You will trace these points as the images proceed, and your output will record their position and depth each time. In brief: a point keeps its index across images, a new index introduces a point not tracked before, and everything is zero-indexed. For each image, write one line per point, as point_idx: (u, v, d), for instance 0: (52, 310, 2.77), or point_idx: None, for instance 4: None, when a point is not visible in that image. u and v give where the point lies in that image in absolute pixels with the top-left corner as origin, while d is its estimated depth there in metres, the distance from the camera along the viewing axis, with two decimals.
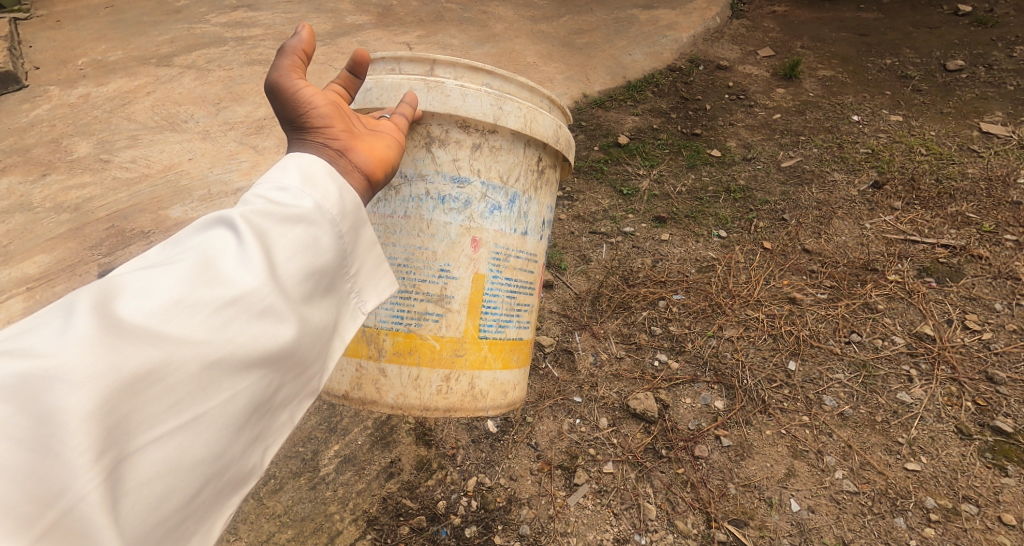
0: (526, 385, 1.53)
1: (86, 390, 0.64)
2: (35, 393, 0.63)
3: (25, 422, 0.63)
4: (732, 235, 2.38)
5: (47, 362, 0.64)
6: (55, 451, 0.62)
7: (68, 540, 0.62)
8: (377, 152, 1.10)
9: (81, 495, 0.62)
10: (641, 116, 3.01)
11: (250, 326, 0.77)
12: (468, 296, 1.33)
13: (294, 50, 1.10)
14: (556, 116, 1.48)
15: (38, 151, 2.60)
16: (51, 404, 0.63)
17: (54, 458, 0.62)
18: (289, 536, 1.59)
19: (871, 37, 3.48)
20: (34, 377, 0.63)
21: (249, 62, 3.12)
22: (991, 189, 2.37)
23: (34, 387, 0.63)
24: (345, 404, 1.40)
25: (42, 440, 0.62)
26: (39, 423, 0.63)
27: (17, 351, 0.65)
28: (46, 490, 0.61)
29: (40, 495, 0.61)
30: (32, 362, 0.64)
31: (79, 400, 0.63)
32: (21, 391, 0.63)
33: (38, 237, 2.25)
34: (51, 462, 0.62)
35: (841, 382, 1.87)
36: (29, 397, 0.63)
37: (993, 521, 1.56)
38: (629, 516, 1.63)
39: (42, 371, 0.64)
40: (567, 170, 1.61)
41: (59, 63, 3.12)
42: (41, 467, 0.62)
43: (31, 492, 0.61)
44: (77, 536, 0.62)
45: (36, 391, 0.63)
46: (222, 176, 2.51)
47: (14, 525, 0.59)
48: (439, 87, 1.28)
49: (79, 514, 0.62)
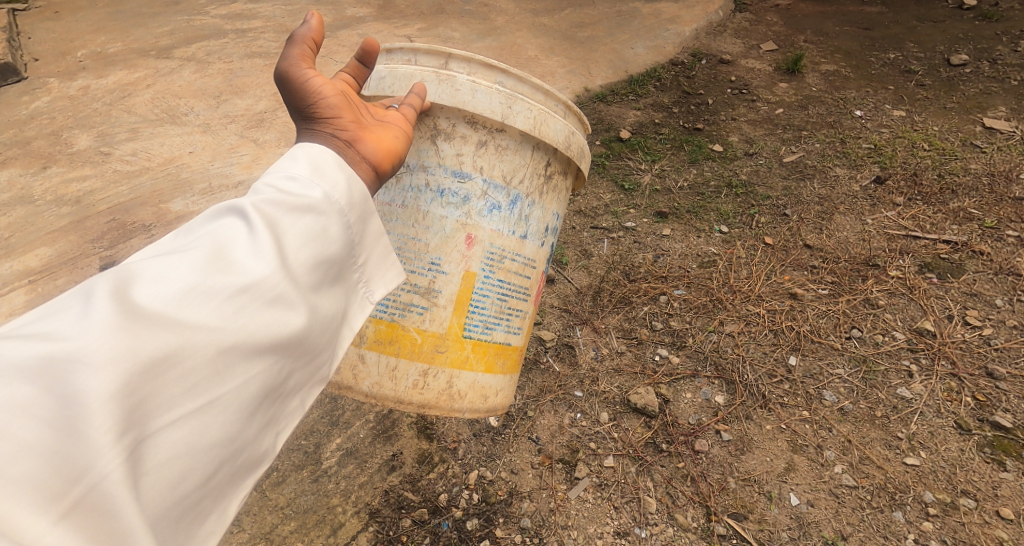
0: (511, 392, 1.51)
1: (107, 372, 0.63)
2: (57, 374, 0.63)
3: (49, 404, 0.62)
4: (732, 230, 2.38)
5: (68, 344, 0.63)
6: (79, 431, 0.61)
7: (93, 518, 0.61)
8: (385, 144, 1.09)
9: (104, 473, 0.62)
10: (643, 111, 3.00)
11: (263, 313, 0.78)
12: (455, 293, 1.33)
13: (304, 39, 1.11)
14: (571, 122, 1.47)
15: (38, 143, 2.60)
16: (73, 386, 0.62)
17: (77, 437, 0.61)
18: (292, 528, 1.60)
19: (874, 31, 3.46)
20: (55, 359, 0.63)
21: (249, 55, 3.11)
22: (993, 185, 2.37)
23: (56, 369, 0.63)
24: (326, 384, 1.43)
25: (64, 420, 0.62)
26: (61, 404, 0.62)
27: (37, 335, 0.65)
28: (70, 467, 0.61)
29: (64, 472, 0.61)
30: (52, 345, 0.64)
31: (101, 381, 0.63)
32: (43, 373, 0.63)
33: (39, 230, 2.25)
34: (75, 441, 0.61)
35: (841, 377, 1.88)
36: (50, 379, 0.63)
37: (991, 515, 1.56)
38: (629, 510, 1.64)
39: (63, 353, 0.63)
40: (579, 179, 1.60)
41: (58, 55, 3.10)
42: (65, 447, 0.61)
43: (55, 471, 0.60)
44: (102, 514, 0.62)
45: (59, 374, 0.63)
46: (222, 169, 2.50)
47: (39, 503, 0.59)
48: (450, 80, 1.28)
49: (103, 491, 0.62)
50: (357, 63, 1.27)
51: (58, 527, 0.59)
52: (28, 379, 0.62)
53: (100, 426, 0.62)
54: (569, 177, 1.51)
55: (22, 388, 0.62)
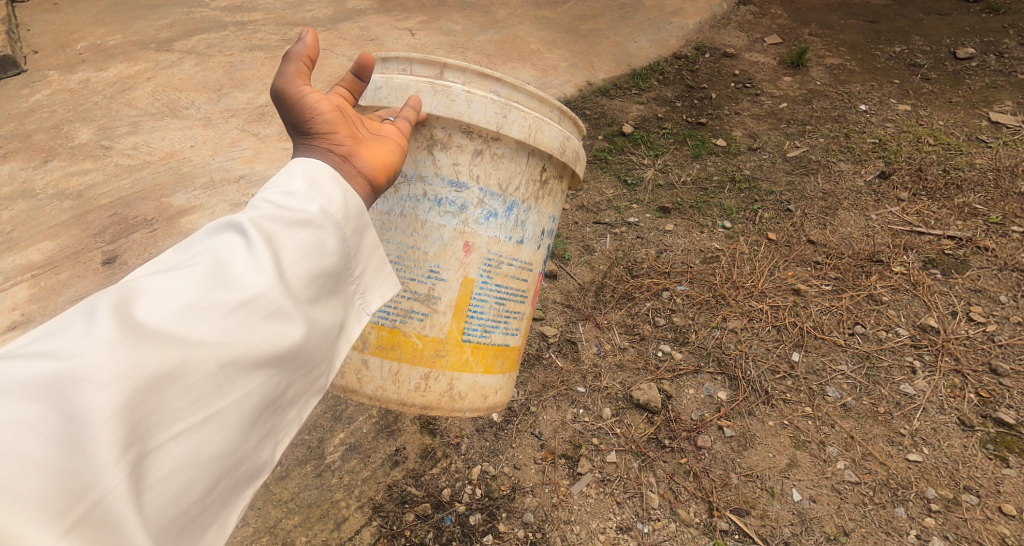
0: (509, 391, 1.51)
1: (110, 389, 0.64)
2: (62, 392, 0.63)
3: (54, 421, 0.62)
4: (736, 226, 2.36)
5: (72, 362, 0.63)
6: (84, 446, 0.61)
7: (98, 532, 0.61)
8: (380, 157, 1.09)
9: (108, 487, 0.62)
10: (646, 105, 2.99)
11: (262, 327, 0.78)
12: (455, 299, 1.33)
13: (299, 56, 1.10)
14: (566, 127, 1.46)
15: (39, 137, 2.59)
16: (78, 403, 0.62)
17: (82, 453, 0.61)
18: (296, 522, 1.61)
19: (880, 24, 3.43)
20: (60, 376, 0.63)
21: (249, 48, 3.09)
22: (999, 180, 2.35)
23: (61, 387, 0.63)
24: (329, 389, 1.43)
25: (69, 437, 0.62)
26: (66, 420, 0.62)
27: (43, 354, 0.65)
28: (75, 482, 0.60)
29: (70, 488, 0.60)
30: (56, 363, 0.64)
31: (106, 398, 0.63)
32: (48, 390, 0.63)
33: (41, 225, 2.25)
34: (79, 457, 0.61)
35: (844, 374, 1.88)
36: (55, 396, 0.63)
37: (993, 511, 1.56)
38: (631, 505, 1.64)
39: (67, 371, 0.63)
40: (575, 183, 1.59)
41: (58, 48, 3.08)
42: (72, 463, 0.61)
43: (61, 487, 0.60)
44: (106, 528, 0.62)
45: (63, 393, 0.63)
46: (223, 163, 2.50)
47: (46, 518, 0.58)
48: (446, 91, 1.27)
49: (108, 506, 0.62)
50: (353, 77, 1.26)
51: (64, 541, 0.59)
52: (33, 397, 0.62)
53: (104, 441, 0.62)
54: (565, 181, 1.51)
55: (27, 405, 0.61)
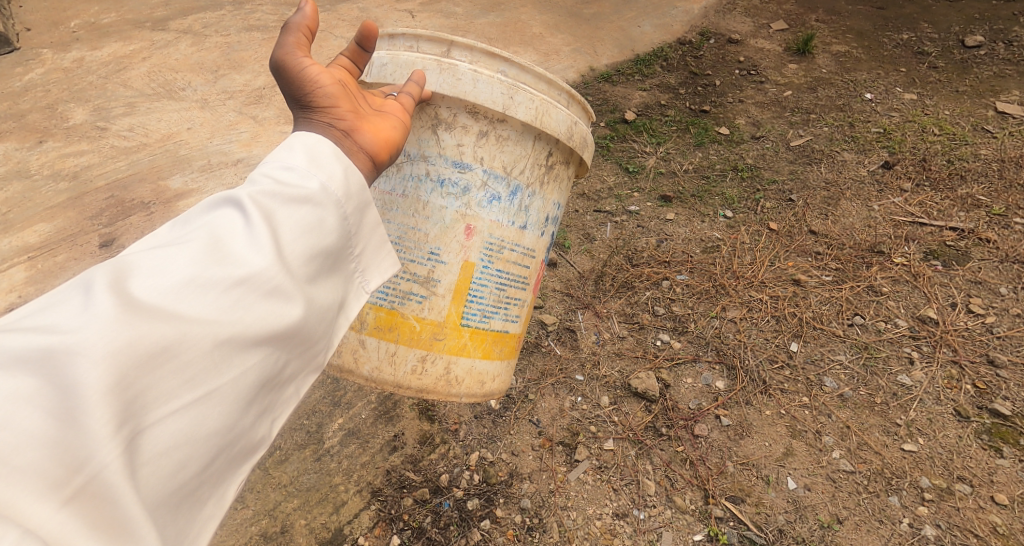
0: (507, 377, 1.50)
1: (105, 364, 0.63)
2: (55, 367, 0.62)
3: (51, 396, 0.61)
4: (737, 215, 2.35)
5: (66, 337, 0.62)
6: (79, 423, 0.61)
7: (95, 506, 0.61)
8: (383, 134, 1.07)
9: (104, 462, 0.62)
10: (649, 91, 2.94)
11: (260, 305, 0.77)
12: (454, 282, 1.32)
13: (298, 27, 1.06)
14: (574, 112, 1.43)
15: (33, 116, 2.55)
16: (72, 377, 0.62)
17: (76, 427, 0.61)
18: (295, 505, 1.62)
19: (888, 11, 3.38)
20: (54, 351, 0.62)
21: (247, 28, 3.05)
22: (1003, 170, 2.34)
23: (55, 361, 0.62)
24: (326, 371, 1.42)
25: (65, 411, 0.61)
26: (61, 395, 0.61)
27: (38, 327, 0.64)
28: (71, 457, 0.60)
29: (65, 461, 0.60)
30: (50, 337, 0.62)
31: (100, 374, 0.62)
32: (42, 364, 0.62)
33: (38, 206, 2.23)
34: (75, 431, 0.61)
35: (842, 364, 1.88)
36: (49, 371, 0.62)
37: (985, 500, 1.58)
38: (628, 492, 1.65)
39: (62, 346, 0.62)
40: (581, 169, 1.57)
41: (51, 25, 3.03)
42: (68, 438, 0.60)
43: (55, 462, 0.60)
44: (102, 502, 0.62)
45: (57, 367, 0.62)
46: (221, 146, 2.47)
47: (42, 490, 0.58)
48: (452, 69, 1.25)
49: (104, 480, 0.62)
50: (357, 47, 1.21)
51: (61, 514, 0.59)
52: (29, 371, 0.61)
53: (98, 417, 0.61)
54: (570, 167, 1.49)
55: (23, 380, 0.61)
